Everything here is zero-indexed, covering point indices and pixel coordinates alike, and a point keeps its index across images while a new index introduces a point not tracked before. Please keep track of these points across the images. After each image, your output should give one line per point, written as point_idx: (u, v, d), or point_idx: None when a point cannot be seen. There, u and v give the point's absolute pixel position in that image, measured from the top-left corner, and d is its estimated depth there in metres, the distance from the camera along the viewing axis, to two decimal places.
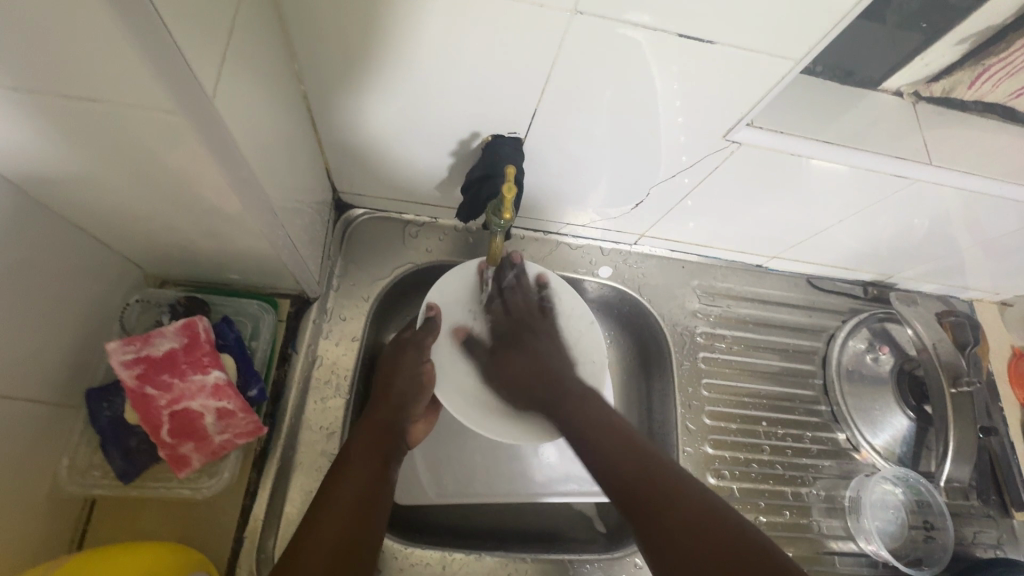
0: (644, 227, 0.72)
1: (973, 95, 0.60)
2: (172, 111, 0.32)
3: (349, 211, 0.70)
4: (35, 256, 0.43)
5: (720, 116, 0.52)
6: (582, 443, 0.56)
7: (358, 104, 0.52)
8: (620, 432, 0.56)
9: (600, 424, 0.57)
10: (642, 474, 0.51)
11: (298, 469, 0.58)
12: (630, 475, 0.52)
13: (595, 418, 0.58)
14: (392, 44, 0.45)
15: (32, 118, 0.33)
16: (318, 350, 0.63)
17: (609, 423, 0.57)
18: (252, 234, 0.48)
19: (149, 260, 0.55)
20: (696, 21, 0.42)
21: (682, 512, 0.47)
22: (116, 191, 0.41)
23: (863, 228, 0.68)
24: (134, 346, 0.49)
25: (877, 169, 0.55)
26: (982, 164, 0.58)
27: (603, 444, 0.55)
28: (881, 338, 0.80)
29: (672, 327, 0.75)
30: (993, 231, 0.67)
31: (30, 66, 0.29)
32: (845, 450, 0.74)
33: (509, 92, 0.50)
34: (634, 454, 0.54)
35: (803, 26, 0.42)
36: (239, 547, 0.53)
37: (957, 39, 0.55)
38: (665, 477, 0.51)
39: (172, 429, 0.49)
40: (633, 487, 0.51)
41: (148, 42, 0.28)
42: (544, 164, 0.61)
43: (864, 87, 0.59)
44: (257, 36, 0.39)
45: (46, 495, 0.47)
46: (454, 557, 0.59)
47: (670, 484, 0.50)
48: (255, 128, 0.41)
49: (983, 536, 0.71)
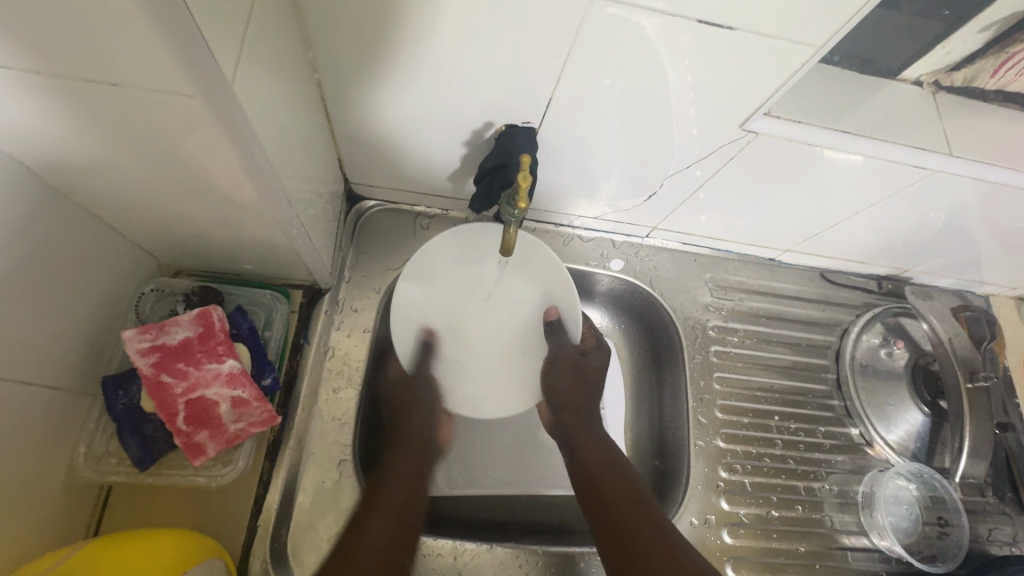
0: (657, 220, 0.72)
1: (994, 85, 0.59)
2: (191, 96, 0.32)
3: (361, 203, 0.70)
4: (51, 244, 0.43)
5: (737, 106, 0.51)
6: (591, 492, 0.58)
7: (372, 94, 0.52)
8: (631, 496, 0.57)
9: (614, 477, 0.58)
10: (636, 535, 0.53)
11: (311, 458, 0.58)
12: (619, 529, 0.54)
13: (606, 471, 0.59)
14: (406, 33, 0.45)
15: (50, 103, 0.33)
16: (330, 341, 0.64)
17: (624, 478, 0.59)
18: (268, 223, 0.48)
19: (163, 249, 0.55)
20: (715, 9, 0.41)
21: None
22: (133, 178, 0.41)
23: (878, 221, 0.67)
24: (150, 334, 0.50)
25: (897, 160, 0.54)
26: (1005, 155, 0.56)
27: (612, 499, 0.56)
28: (895, 333, 0.78)
29: (683, 320, 0.75)
30: (1013, 224, 0.66)
31: (50, 50, 0.29)
32: (858, 445, 0.73)
33: (523, 82, 0.50)
34: (638, 512, 0.55)
35: (823, 13, 0.41)
36: (253, 535, 0.54)
37: (980, 27, 0.54)
38: (660, 544, 0.52)
39: (188, 417, 0.50)
40: (618, 536, 0.53)
41: (168, 25, 0.28)
42: (557, 155, 0.60)
43: (883, 76, 0.58)
44: (274, 23, 0.39)
45: (63, 481, 0.48)
46: (466, 548, 0.59)
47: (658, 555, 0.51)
48: (270, 115, 0.41)
49: (997, 533, 0.71)
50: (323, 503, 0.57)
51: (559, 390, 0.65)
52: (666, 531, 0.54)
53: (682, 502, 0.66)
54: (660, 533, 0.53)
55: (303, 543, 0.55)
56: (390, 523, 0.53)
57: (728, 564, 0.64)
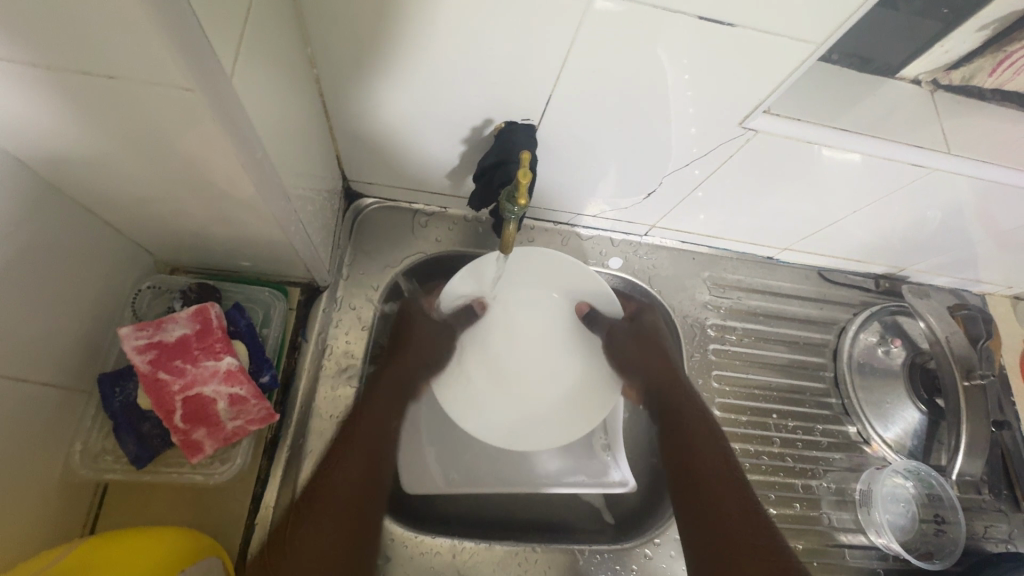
0: (656, 218, 0.72)
1: (992, 84, 0.59)
2: (189, 89, 0.32)
3: (360, 200, 0.69)
4: (48, 239, 0.43)
5: (737, 103, 0.51)
6: (683, 446, 0.64)
7: (371, 90, 0.52)
8: (725, 466, 0.62)
9: (693, 424, 0.65)
10: (702, 477, 0.60)
11: (308, 456, 0.58)
12: (698, 484, 0.60)
13: (689, 422, 0.65)
14: (408, 30, 0.45)
15: (47, 96, 0.33)
16: (328, 338, 0.63)
17: (699, 429, 0.65)
18: (266, 220, 0.47)
19: (161, 246, 0.54)
20: (716, 6, 0.41)
21: (754, 538, 0.55)
22: (131, 174, 0.41)
23: (877, 220, 0.67)
24: (148, 331, 0.49)
25: (895, 159, 0.55)
26: (1002, 154, 0.57)
27: (699, 473, 0.61)
28: (892, 331, 0.79)
29: (682, 318, 0.75)
30: (1011, 223, 0.66)
31: (47, 42, 0.29)
32: (855, 443, 0.74)
33: (523, 78, 0.50)
34: (725, 477, 0.60)
35: (825, 10, 0.41)
36: (251, 533, 0.53)
37: (978, 25, 0.54)
38: (738, 500, 0.58)
39: (185, 414, 0.49)
40: (694, 476, 0.61)
41: (165, 17, 0.27)
42: (556, 152, 0.60)
43: (882, 74, 0.58)
44: (272, 17, 0.39)
45: (58, 479, 0.47)
46: (465, 546, 0.59)
47: (720, 495, 0.59)
48: (268, 110, 0.40)
49: (993, 530, 0.71)
50: None
51: (637, 364, 0.68)
52: (747, 502, 0.58)
53: None
54: (742, 501, 0.58)
55: None
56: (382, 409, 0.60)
57: None
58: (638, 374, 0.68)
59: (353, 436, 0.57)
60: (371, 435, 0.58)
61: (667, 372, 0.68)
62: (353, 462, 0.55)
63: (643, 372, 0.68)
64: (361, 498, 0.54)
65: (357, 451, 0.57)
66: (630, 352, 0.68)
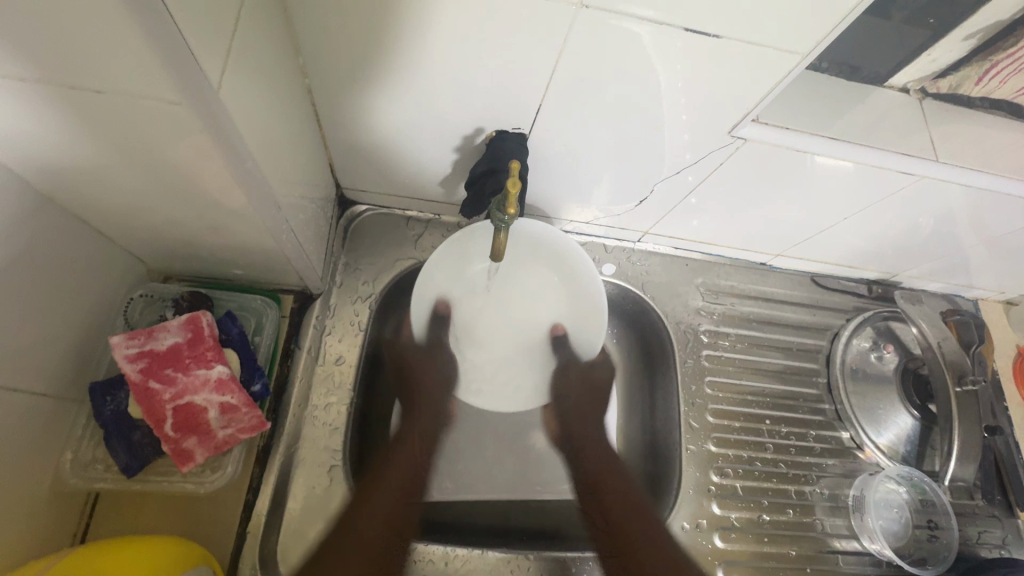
0: (648, 225, 0.72)
1: (979, 92, 0.59)
2: (177, 103, 0.32)
3: (353, 208, 0.70)
4: (39, 249, 0.43)
5: (725, 112, 0.51)
6: (592, 493, 0.67)
7: (362, 100, 0.52)
8: (626, 485, 0.68)
9: (604, 471, 0.68)
10: (609, 498, 0.67)
11: (300, 464, 0.58)
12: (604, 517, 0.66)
13: (591, 469, 0.69)
14: (397, 40, 0.45)
15: (36, 109, 0.33)
16: (321, 345, 0.63)
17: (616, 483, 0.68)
18: (257, 229, 0.48)
19: (154, 255, 0.55)
20: (700, 17, 0.42)
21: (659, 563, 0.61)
22: (121, 184, 0.41)
23: (868, 226, 0.68)
24: (139, 340, 0.50)
25: (884, 166, 0.55)
26: (990, 160, 0.57)
27: (610, 505, 0.66)
28: (885, 337, 0.80)
29: (675, 324, 0.75)
30: (1001, 229, 0.67)
31: (34, 56, 0.29)
32: (849, 448, 0.74)
33: (513, 88, 0.50)
34: (630, 503, 0.66)
35: (809, 21, 0.41)
36: (243, 542, 0.53)
37: (964, 34, 0.54)
38: (643, 525, 0.64)
39: (176, 423, 0.50)
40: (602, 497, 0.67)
41: (151, 32, 0.28)
42: (548, 160, 0.60)
43: (871, 83, 0.58)
44: (262, 28, 0.39)
45: (48, 488, 0.47)
46: (457, 553, 0.59)
47: (629, 523, 0.64)
48: (258, 121, 0.41)
49: (987, 536, 0.71)
50: (313, 509, 0.57)
51: (571, 393, 0.71)
52: (652, 522, 0.65)
53: (674, 507, 0.66)
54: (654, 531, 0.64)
55: (292, 550, 0.55)
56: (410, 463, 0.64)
57: (718, 568, 0.64)
58: (574, 410, 0.71)
59: (382, 484, 0.61)
60: (408, 471, 0.63)
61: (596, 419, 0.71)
62: (384, 505, 0.60)
63: (571, 418, 0.71)
64: (387, 541, 0.59)
65: (395, 474, 0.63)
66: (574, 394, 0.71)
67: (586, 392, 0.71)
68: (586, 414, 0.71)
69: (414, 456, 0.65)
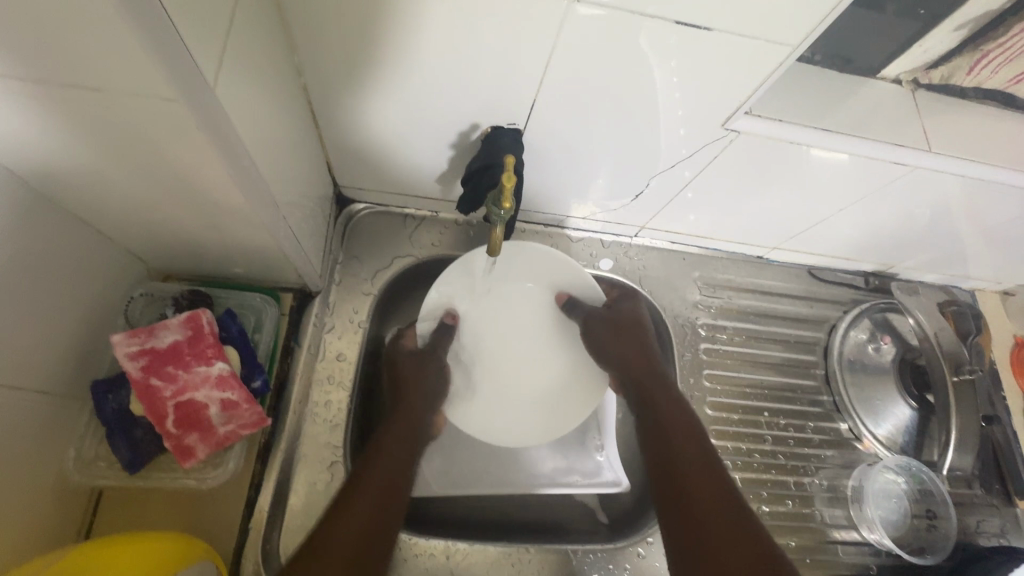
0: (646, 219, 0.72)
1: (972, 82, 0.60)
2: (173, 102, 0.33)
3: (351, 206, 0.70)
4: (40, 249, 0.43)
5: (719, 104, 0.52)
6: (665, 454, 0.56)
7: (358, 98, 0.53)
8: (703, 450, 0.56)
9: (674, 432, 0.58)
10: (684, 472, 0.54)
11: (302, 461, 0.59)
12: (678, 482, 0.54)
13: (675, 430, 0.58)
14: (392, 37, 0.46)
15: (36, 110, 0.34)
16: (321, 343, 0.64)
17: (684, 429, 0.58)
18: (255, 227, 0.48)
19: (154, 254, 0.55)
20: (692, 10, 0.42)
21: (719, 518, 0.50)
22: (120, 184, 0.42)
23: (863, 218, 0.68)
24: (139, 338, 0.50)
25: (878, 158, 0.55)
26: (982, 151, 0.57)
27: (682, 469, 0.54)
28: (882, 328, 0.79)
29: (673, 318, 0.76)
30: (996, 218, 0.67)
31: (34, 57, 0.30)
32: (847, 439, 0.74)
33: (508, 83, 0.50)
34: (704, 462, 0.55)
35: (799, 12, 0.42)
36: (245, 538, 0.54)
37: (955, 25, 0.55)
38: (735, 526, 0.49)
39: (177, 420, 0.50)
40: (671, 469, 0.55)
41: (148, 32, 0.28)
42: (543, 155, 0.61)
43: (864, 75, 0.59)
44: (257, 27, 0.40)
45: (53, 486, 0.48)
46: (457, 548, 0.60)
47: (692, 475, 0.54)
48: (254, 119, 0.41)
49: (985, 525, 0.71)
50: (314, 504, 0.57)
51: (609, 348, 0.64)
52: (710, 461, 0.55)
53: None
54: (725, 506, 0.51)
55: (294, 546, 0.55)
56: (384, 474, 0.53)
57: None
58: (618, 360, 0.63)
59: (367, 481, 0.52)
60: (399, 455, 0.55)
61: (642, 363, 0.63)
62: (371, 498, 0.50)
63: (625, 367, 0.63)
64: (376, 526, 0.49)
65: (382, 467, 0.53)
66: (602, 338, 0.64)
67: (622, 339, 0.64)
68: (632, 364, 0.63)
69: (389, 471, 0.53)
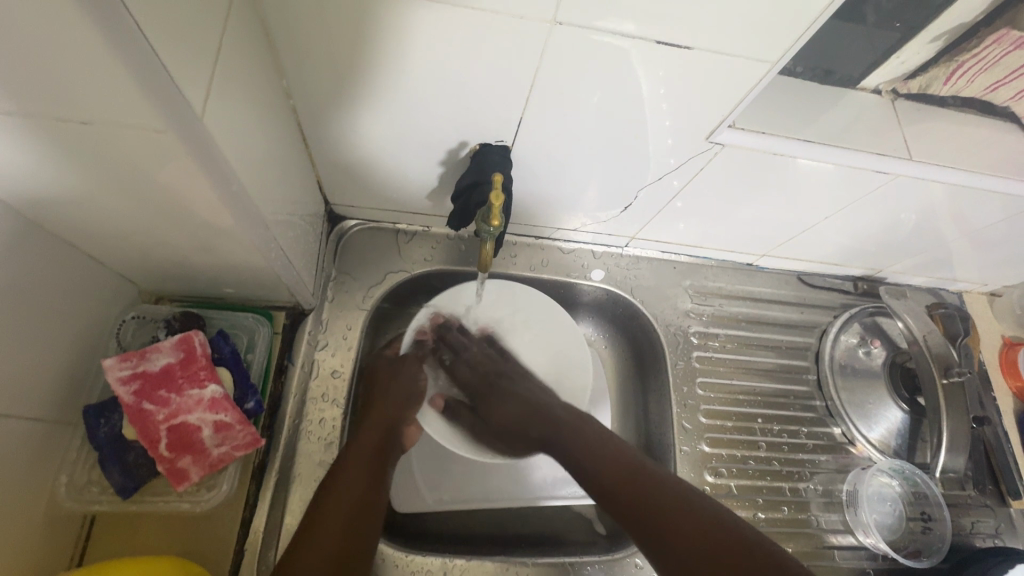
0: (635, 229, 0.73)
1: (949, 91, 0.61)
2: (163, 131, 0.33)
3: (342, 222, 0.70)
4: (32, 276, 0.44)
5: (703, 119, 0.53)
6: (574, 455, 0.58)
7: (348, 118, 0.53)
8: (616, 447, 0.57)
9: (608, 462, 0.56)
10: (623, 484, 0.54)
11: (297, 480, 0.59)
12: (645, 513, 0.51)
13: (610, 462, 0.56)
14: (377, 58, 0.46)
15: (25, 142, 0.34)
16: (314, 361, 0.64)
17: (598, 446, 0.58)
18: (246, 248, 0.48)
19: (146, 276, 0.55)
20: (671, 28, 0.43)
21: (681, 518, 0.50)
22: (109, 209, 0.42)
23: (849, 224, 0.69)
24: (131, 362, 0.50)
25: (860, 166, 0.56)
26: (962, 157, 0.59)
27: (590, 454, 0.57)
28: (872, 332, 0.80)
29: (665, 327, 0.76)
30: (980, 222, 0.68)
31: (21, 91, 0.30)
32: (840, 444, 0.75)
33: (495, 101, 0.51)
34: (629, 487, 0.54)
35: (776, 29, 0.43)
36: (241, 558, 0.54)
37: (930, 37, 0.56)
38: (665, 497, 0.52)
39: (170, 443, 0.50)
40: (608, 480, 0.55)
41: (135, 65, 0.29)
42: (532, 169, 0.61)
43: (844, 86, 0.60)
44: (245, 53, 0.40)
45: (45, 513, 0.48)
46: (456, 563, 0.59)
47: (619, 466, 0.55)
48: (244, 143, 0.41)
49: (980, 526, 0.72)
50: None
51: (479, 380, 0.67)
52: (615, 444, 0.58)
53: None
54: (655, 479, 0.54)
55: None
56: (355, 492, 0.51)
57: None
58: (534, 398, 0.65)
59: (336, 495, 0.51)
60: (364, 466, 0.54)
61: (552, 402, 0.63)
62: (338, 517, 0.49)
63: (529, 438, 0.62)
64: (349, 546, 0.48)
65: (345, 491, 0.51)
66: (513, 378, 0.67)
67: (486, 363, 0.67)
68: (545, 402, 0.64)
69: (359, 486, 0.52)
